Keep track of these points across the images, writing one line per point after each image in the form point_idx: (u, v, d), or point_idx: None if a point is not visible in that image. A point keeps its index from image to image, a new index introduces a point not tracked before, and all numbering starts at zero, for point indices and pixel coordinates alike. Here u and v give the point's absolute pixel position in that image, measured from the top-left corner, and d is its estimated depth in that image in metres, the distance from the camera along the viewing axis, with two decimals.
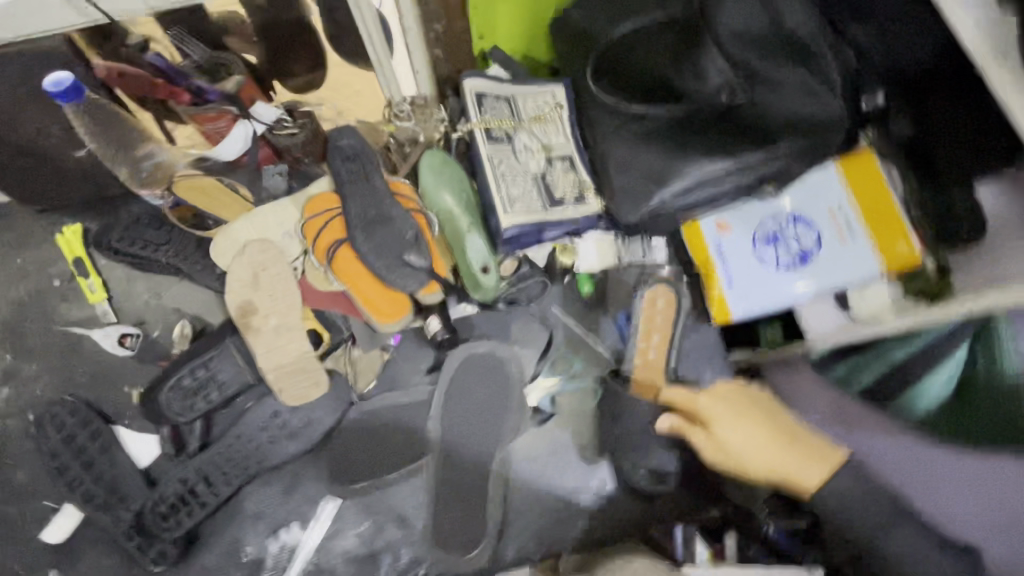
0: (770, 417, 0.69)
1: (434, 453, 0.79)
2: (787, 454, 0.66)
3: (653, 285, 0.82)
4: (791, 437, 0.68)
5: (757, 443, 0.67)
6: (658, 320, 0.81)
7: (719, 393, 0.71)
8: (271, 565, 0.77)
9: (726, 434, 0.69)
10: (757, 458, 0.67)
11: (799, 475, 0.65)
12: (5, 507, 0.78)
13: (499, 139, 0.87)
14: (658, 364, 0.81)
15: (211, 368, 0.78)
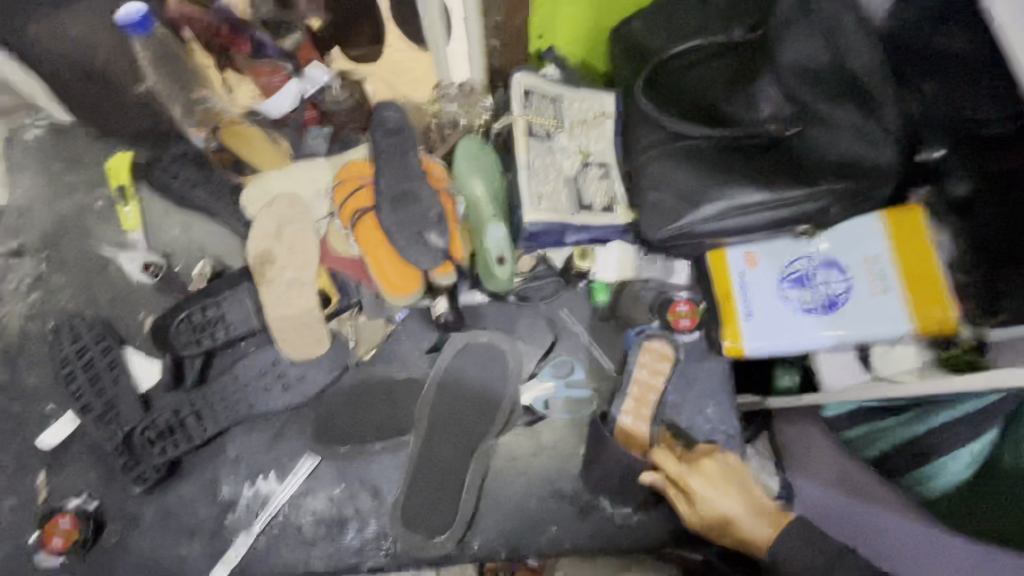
0: (745, 487, 0.69)
1: (416, 433, 0.78)
2: (754, 521, 0.65)
3: (653, 336, 0.84)
4: (760, 507, 0.66)
5: (730, 517, 0.66)
6: (653, 371, 0.81)
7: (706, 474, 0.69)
8: (240, 511, 0.77)
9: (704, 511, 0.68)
10: (725, 523, 0.66)
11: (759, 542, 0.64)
12: (10, 405, 0.81)
13: (539, 135, 0.85)
14: (646, 415, 0.79)
15: (222, 309, 0.81)
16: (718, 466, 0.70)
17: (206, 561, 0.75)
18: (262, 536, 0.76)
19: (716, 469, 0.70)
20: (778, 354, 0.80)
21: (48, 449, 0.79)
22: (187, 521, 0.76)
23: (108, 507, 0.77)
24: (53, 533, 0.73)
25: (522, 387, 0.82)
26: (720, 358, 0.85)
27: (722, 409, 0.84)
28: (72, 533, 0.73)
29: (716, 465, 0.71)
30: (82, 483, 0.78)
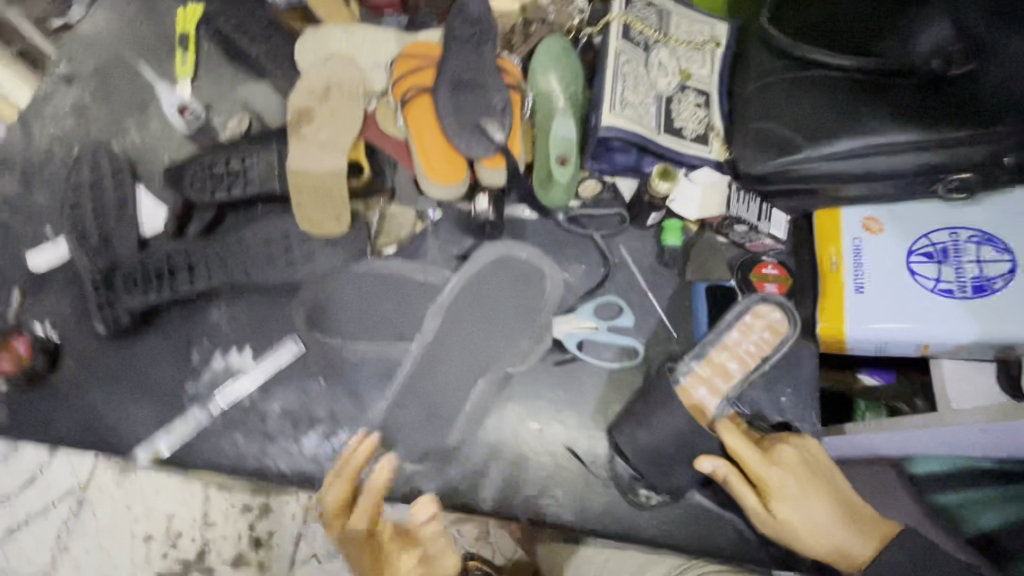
0: (832, 484, 0.54)
1: (422, 340, 0.66)
2: (846, 531, 0.51)
3: (766, 303, 0.59)
4: (853, 512, 0.52)
5: (819, 523, 0.51)
6: (751, 343, 0.58)
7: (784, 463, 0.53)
8: (204, 382, 0.66)
9: (784, 512, 0.52)
10: (808, 532, 0.52)
11: (852, 557, 0.51)
12: (13, 221, 0.76)
13: (635, 41, 0.73)
14: (719, 390, 0.58)
15: (245, 163, 0.72)
16: (799, 454, 0.55)
17: (152, 427, 0.65)
18: (219, 416, 0.65)
19: (798, 460, 0.54)
20: (890, 347, 0.62)
21: (36, 272, 0.72)
22: (147, 378, 0.67)
23: (71, 344, 0.68)
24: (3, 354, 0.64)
25: (552, 321, 0.67)
26: (809, 345, 0.67)
27: (803, 405, 0.65)
28: (20, 361, 0.64)
29: (796, 452, 0.55)
30: (54, 313, 0.70)
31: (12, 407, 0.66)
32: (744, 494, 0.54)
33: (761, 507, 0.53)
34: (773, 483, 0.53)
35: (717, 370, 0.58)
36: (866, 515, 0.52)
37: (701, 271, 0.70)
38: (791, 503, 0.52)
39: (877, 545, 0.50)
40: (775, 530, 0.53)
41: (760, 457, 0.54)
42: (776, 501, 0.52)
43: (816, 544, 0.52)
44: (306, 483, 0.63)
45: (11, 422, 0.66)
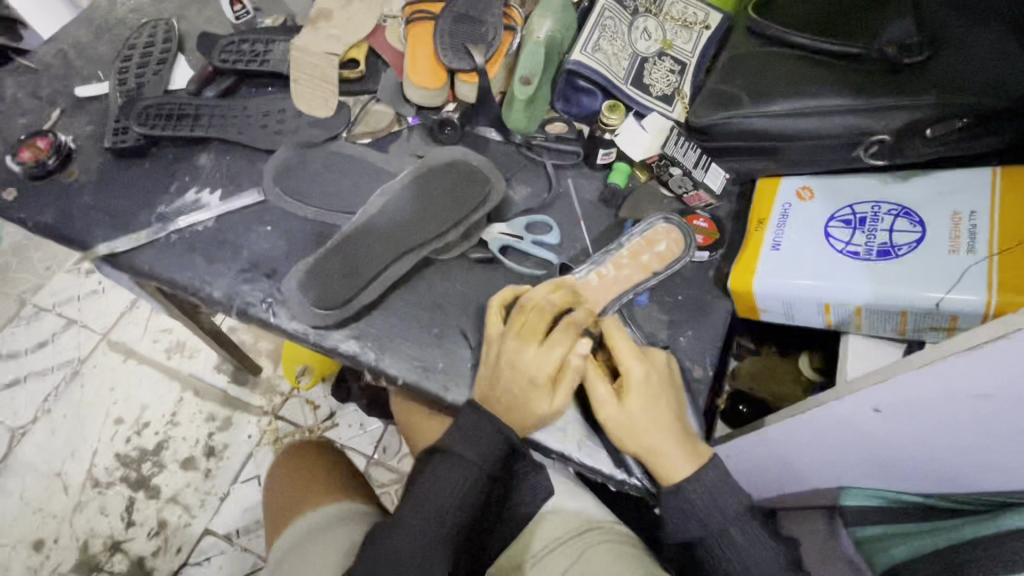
0: (678, 404, 0.58)
1: (363, 211, 0.70)
2: (676, 443, 0.55)
3: (668, 223, 0.66)
4: (689, 435, 0.57)
5: (656, 429, 0.55)
6: (648, 257, 0.65)
7: (652, 369, 0.56)
8: (173, 208, 0.75)
9: (632, 410, 0.55)
10: (645, 435, 0.55)
11: (673, 469, 0.55)
12: (75, 58, 0.89)
13: (625, 5, 0.80)
14: (614, 291, 0.63)
15: (269, 47, 0.83)
16: (664, 369, 0.58)
17: (119, 232, 0.74)
18: (175, 236, 0.73)
19: (663, 371, 0.58)
20: (796, 308, 0.62)
21: (78, 98, 0.84)
22: (130, 195, 0.76)
23: (82, 156, 0.79)
24: (27, 149, 0.77)
25: (482, 224, 0.72)
26: (723, 300, 0.68)
27: (701, 348, 0.66)
28: (38, 156, 0.76)
29: (664, 366, 0.58)
30: (78, 131, 0.81)
31: (18, 192, 0.77)
32: (600, 381, 0.56)
33: (612, 400, 0.56)
34: (634, 381, 0.55)
35: (611, 273, 0.64)
36: (698, 441, 0.57)
37: (636, 213, 0.73)
38: (643, 404, 0.55)
39: (694, 465, 0.56)
40: (619, 425, 0.55)
41: (632, 356, 0.56)
42: (630, 398, 0.55)
43: (646, 450, 0.55)
44: (226, 309, 0.69)
45: (12, 203, 0.76)
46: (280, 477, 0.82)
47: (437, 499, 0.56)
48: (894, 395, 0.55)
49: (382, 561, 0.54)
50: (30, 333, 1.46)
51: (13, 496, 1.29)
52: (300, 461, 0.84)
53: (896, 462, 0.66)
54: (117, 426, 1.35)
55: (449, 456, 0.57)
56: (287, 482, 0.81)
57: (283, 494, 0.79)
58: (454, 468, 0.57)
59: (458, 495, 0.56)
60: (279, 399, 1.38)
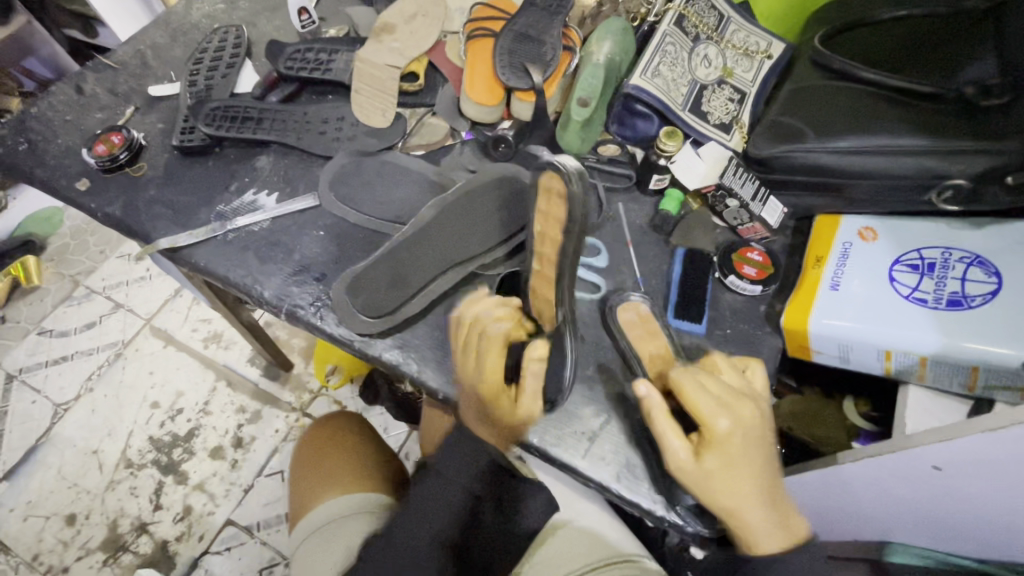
0: (768, 457, 0.53)
1: (415, 220, 0.70)
2: (759, 501, 0.51)
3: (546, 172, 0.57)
4: (775, 488, 0.52)
5: (741, 488, 0.50)
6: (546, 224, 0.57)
7: (740, 424, 0.51)
8: (231, 207, 0.78)
9: (711, 470, 0.50)
10: (725, 496, 0.50)
11: (756, 527, 0.51)
12: (150, 59, 0.93)
13: (687, 31, 0.80)
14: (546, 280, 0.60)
15: (332, 57, 0.86)
16: (755, 421, 0.52)
17: (180, 226, 0.76)
18: (232, 235, 0.75)
19: (754, 424, 0.52)
20: (854, 352, 0.60)
21: (151, 98, 0.88)
22: (193, 192, 0.79)
23: (151, 152, 0.83)
24: (101, 143, 0.80)
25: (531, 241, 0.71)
26: (773, 336, 0.66)
27: None
28: (111, 149, 0.79)
29: (757, 417, 0.52)
30: (149, 128, 0.85)
31: (89, 183, 0.80)
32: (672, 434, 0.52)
33: (688, 456, 0.51)
34: (713, 438, 0.51)
35: (641, 318, 0.65)
36: (783, 495, 0.53)
37: (686, 241, 0.72)
38: (724, 467, 0.50)
39: (777, 526, 0.52)
40: (694, 482, 0.51)
41: (715, 411, 0.51)
42: (707, 456, 0.51)
43: (726, 510, 0.51)
44: (275, 310, 0.71)
45: (83, 193, 0.80)
46: (311, 445, 0.89)
47: (423, 516, 0.60)
48: (958, 455, 0.52)
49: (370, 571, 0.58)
50: (81, 314, 1.53)
51: (51, 469, 1.33)
52: (329, 437, 0.89)
53: (948, 527, 0.62)
54: (153, 410, 1.39)
55: (434, 476, 0.61)
56: (314, 455, 0.87)
57: (317, 460, 0.86)
58: (439, 486, 0.60)
59: (443, 515, 0.59)
60: (308, 397, 1.41)
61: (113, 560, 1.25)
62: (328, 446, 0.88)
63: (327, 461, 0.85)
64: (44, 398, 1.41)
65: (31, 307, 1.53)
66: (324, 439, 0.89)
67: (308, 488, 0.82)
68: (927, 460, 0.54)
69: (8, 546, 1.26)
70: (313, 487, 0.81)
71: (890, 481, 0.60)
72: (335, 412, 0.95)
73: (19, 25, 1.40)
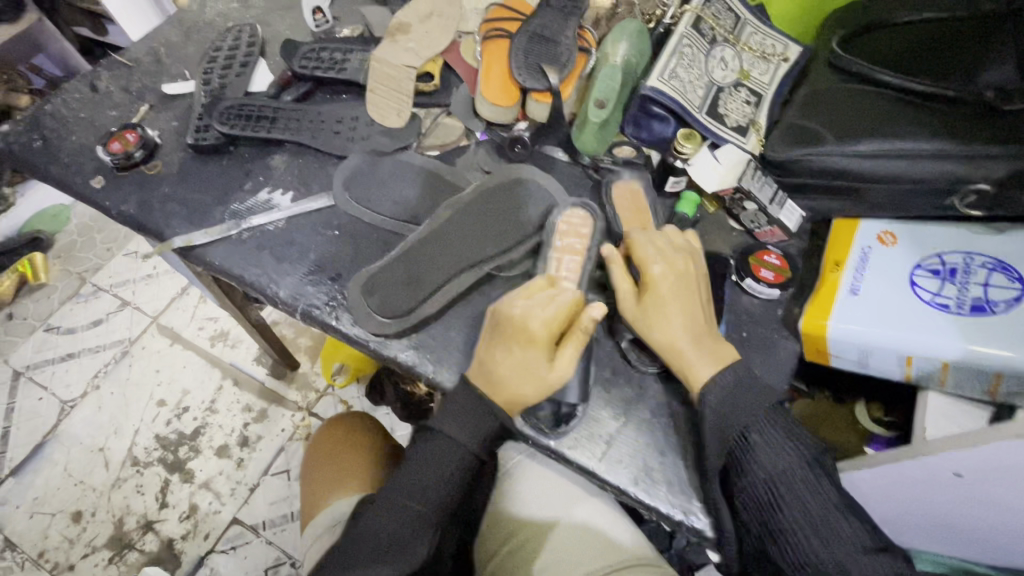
0: (703, 310, 0.59)
1: (431, 221, 0.70)
2: (692, 342, 0.57)
3: (570, 207, 0.68)
4: (710, 337, 0.58)
5: (673, 328, 0.57)
6: (569, 238, 0.67)
7: (674, 266, 0.59)
8: (246, 206, 0.77)
9: (648, 308, 0.58)
10: (660, 331, 0.58)
11: (693, 369, 0.57)
12: (163, 57, 0.93)
13: (703, 33, 0.79)
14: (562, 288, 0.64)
15: (347, 57, 0.86)
16: (692, 273, 0.61)
17: (195, 225, 0.76)
18: (247, 235, 0.75)
19: (688, 271, 0.60)
20: (874, 357, 0.60)
21: (165, 96, 0.88)
22: (207, 191, 0.79)
23: (166, 150, 0.83)
24: (116, 141, 0.80)
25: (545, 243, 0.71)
26: (791, 340, 0.65)
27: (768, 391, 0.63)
28: (126, 148, 0.79)
29: (693, 269, 0.61)
30: (163, 127, 0.85)
31: (104, 181, 0.80)
32: (620, 277, 0.61)
33: (630, 297, 0.60)
34: (650, 278, 0.59)
35: (633, 196, 0.70)
36: (722, 346, 0.58)
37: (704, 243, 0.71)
38: (657, 301, 0.58)
39: (715, 367, 0.56)
40: (636, 320, 0.59)
41: (653, 258, 0.60)
42: (646, 295, 0.59)
43: (662, 346, 0.58)
44: (291, 310, 0.71)
45: (97, 190, 0.79)
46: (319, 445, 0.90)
47: (422, 480, 0.56)
48: (983, 462, 0.51)
49: (364, 539, 0.56)
50: (88, 311, 1.53)
51: (57, 466, 1.33)
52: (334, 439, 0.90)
53: (967, 536, 0.61)
54: (159, 408, 1.39)
55: (431, 439, 0.58)
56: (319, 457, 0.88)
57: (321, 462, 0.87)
58: (436, 447, 0.57)
59: (444, 480, 0.56)
60: (314, 396, 1.41)
61: (119, 558, 1.25)
62: (341, 441, 0.89)
63: (341, 457, 0.86)
64: (51, 395, 1.41)
65: (39, 304, 1.54)
66: (339, 434, 0.90)
67: (314, 489, 0.84)
68: (951, 466, 0.54)
69: (14, 542, 1.26)
70: (325, 484, 0.83)
71: (909, 487, 0.59)
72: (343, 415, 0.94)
73: (30, 22, 1.41)
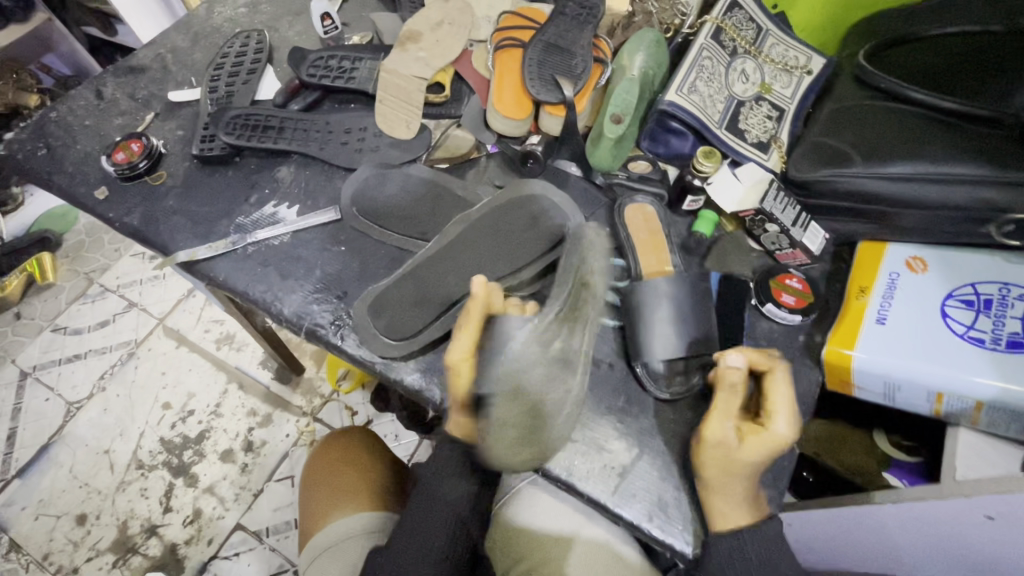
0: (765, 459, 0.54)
1: (442, 238, 0.68)
2: (740, 501, 0.53)
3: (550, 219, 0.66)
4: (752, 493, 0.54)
5: (739, 481, 0.52)
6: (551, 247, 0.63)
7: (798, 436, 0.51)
8: (251, 220, 0.76)
9: (745, 454, 0.50)
10: (729, 473, 0.51)
11: (726, 520, 0.52)
12: (170, 63, 0.92)
13: (724, 44, 0.77)
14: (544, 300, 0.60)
15: (356, 66, 0.84)
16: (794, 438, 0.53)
17: (199, 238, 0.75)
18: (252, 249, 0.73)
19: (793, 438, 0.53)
20: (900, 392, 0.58)
21: (170, 103, 0.87)
22: (212, 203, 0.77)
23: (171, 160, 0.81)
24: (121, 150, 0.78)
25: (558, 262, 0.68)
26: (812, 369, 0.62)
27: None
28: (131, 158, 0.78)
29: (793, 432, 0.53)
30: (169, 135, 0.84)
31: (108, 191, 0.79)
32: (731, 413, 0.51)
33: (734, 435, 0.51)
34: (773, 438, 0.50)
35: (646, 218, 0.68)
36: (760, 497, 0.55)
37: (721, 265, 0.69)
38: (762, 455, 0.50)
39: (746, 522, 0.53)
40: (714, 454, 0.51)
41: (786, 414, 0.51)
42: (753, 443, 0.51)
43: (720, 484, 0.52)
44: (295, 328, 0.69)
45: (101, 201, 0.78)
46: (321, 460, 0.90)
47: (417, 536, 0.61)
48: (1016, 508, 0.48)
49: None
50: (94, 312, 1.52)
51: (63, 468, 1.33)
52: (334, 455, 0.90)
53: None
54: (164, 411, 1.38)
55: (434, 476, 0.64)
56: (320, 472, 0.88)
57: (321, 477, 0.87)
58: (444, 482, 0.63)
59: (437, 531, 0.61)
60: (318, 401, 1.39)
61: (122, 562, 1.24)
62: (341, 459, 0.89)
63: (338, 477, 0.86)
64: (57, 396, 1.41)
65: (47, 304, 1.53)
66: (336, 452, 0.89)
67: (314, 505, 0.84)
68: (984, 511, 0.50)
69: (19, 544, 1.26)
70: (322, 504, 0.83)
71: (937, 527, 0.56)
72: (347, 432, 0.94)
73: (39, 22, 1.40)
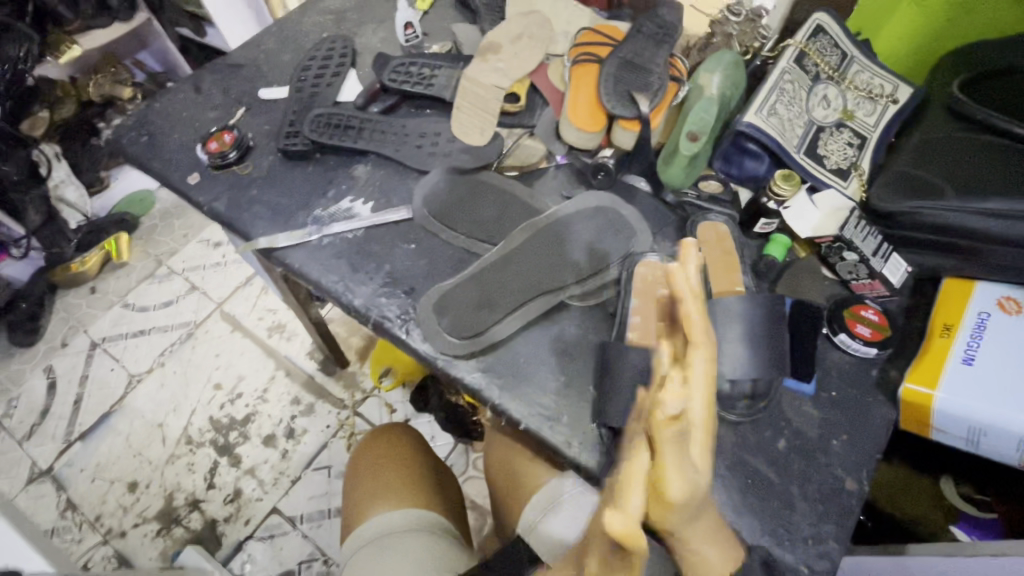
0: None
1: (505, 243, 0.69)
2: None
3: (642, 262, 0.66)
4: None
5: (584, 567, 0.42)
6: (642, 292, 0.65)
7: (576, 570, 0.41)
8: (327, 213, 0.79)
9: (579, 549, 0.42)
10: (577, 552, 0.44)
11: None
12: (261, 63, 0.98)
13: (807, 69, 0.76)
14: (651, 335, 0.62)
15: (434, 73, 0.87)
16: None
17: (278, 226, 0.79)
18: (326, 241, 0.77)
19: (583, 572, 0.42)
20: (986, 438, 0.56)
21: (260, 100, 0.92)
22: (291, 195, 0.82)
23: (257, 152, 0.86)
24: (214, 141, 0.84)
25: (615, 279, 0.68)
26: (886, 407, 0.60)
27: (856, 458, 0.58)
28: (222, 148, 0.83)
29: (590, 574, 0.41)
30: (257, 130, 0.89)
31: (199, 177, 0.84)
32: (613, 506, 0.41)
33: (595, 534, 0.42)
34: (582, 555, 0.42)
35: (718, 237, 0.67)
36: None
37: (792, 291, 0.67)
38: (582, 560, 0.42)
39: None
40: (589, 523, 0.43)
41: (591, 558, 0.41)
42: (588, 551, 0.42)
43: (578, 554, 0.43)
44: (362, 319, 0.71)
45: (193, 186, 0.84)
46: (364, 454, 0.91)
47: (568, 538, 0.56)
48: None
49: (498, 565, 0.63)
50: (161, 292, 1.61)
51: (120, 436, 1.40)
52: (376, 450, 0.91)
53: None
54: (216, 391, 1.45)
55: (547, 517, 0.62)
56: (361, 468, 0.89)
57: (363, 473, 0.89)
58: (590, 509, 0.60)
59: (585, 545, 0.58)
60: (360, 395, 1.43)
61: (166, 532, 1.29)
62: (382, 455, 0.90)
63: (380, 471, 0.87)
64: (122, 367, 1.50)
65: (120, 280, 1.63)
66: (378, 449, 0.91)
67: (355, 499, 0.86)
68: None
69: (75, 504, 1.33)
70: (364, 497, 0.85)
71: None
72: (388, 426, 0.95)
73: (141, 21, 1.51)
